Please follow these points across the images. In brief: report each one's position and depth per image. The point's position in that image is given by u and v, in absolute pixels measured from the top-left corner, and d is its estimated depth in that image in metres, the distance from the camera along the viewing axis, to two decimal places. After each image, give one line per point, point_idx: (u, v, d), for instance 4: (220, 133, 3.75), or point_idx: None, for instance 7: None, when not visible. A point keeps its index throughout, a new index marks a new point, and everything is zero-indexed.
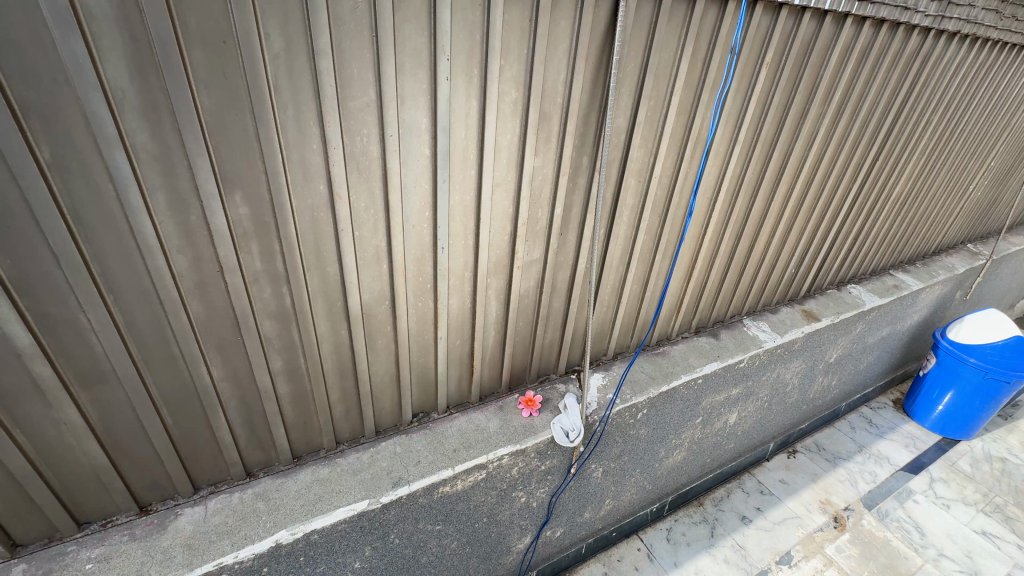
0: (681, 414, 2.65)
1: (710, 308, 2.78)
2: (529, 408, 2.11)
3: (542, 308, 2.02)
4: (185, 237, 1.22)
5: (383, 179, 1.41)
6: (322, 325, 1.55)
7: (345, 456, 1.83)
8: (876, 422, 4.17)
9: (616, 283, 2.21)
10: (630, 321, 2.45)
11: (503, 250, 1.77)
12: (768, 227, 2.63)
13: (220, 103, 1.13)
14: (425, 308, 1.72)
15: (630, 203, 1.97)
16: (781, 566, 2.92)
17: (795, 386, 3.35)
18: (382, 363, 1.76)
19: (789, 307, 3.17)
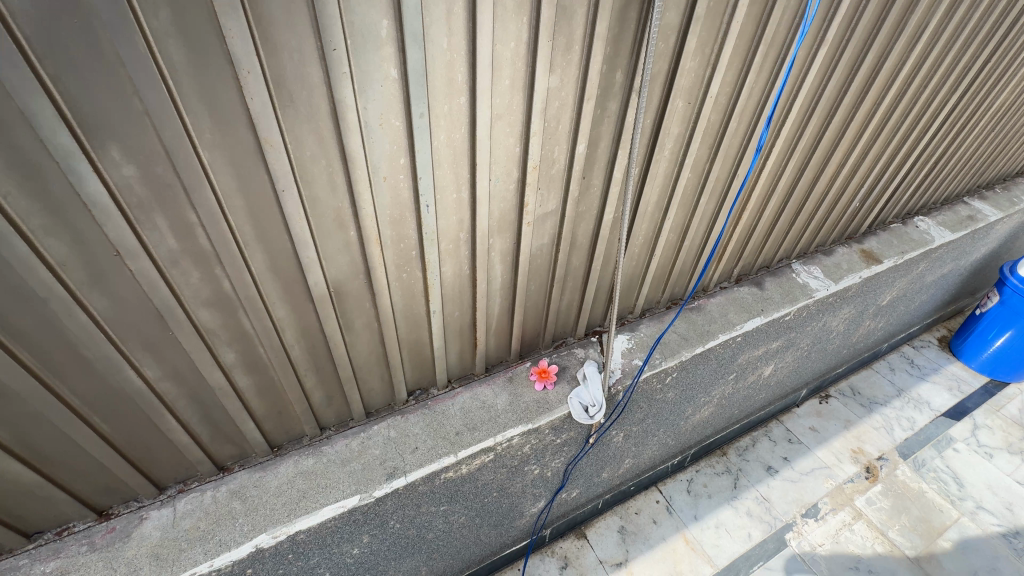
0: (713, 373, 2.35)
1: (757, 253, 2.37)
2: (545, 380, 1.84)
3: (559, 269, 1.65)
4: (53, 214, 0.86)
5: (333, 116, 0.99)
6: (280, 309, 1.22)
7: (331, 443, 1.61)
8: (918, 362, 3.86)
9: (649, 233, 1.80)
10: (663, 274, 2.07)
11: (509, 202, 1.37)
12: (840, 154, 2.15)
13: (45, 6, 0.71)
14: (411, 279, 1.37)
15: (674, 133, 1.51)
16: (807, 520, 2.80)
17: (840, 332, 3.01)
18: (364, 344, 1.46)
19: (845, 246, 2.73)
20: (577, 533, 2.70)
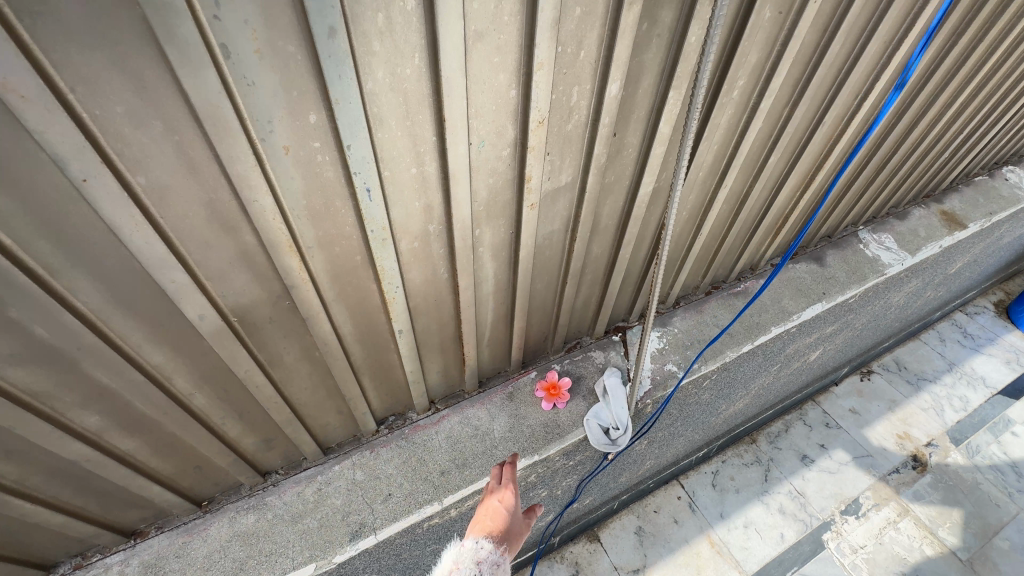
0: (757, 368, 1.95)
1: (823, 221, 1.88)
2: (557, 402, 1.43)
3: (575, 262, 1.20)
4: None
5: (155, 37, 0.52)
6: (154, 354, 0.80)
7: (278, 493, 1.24)
8: (971, 332, 3.44)
9: (697, 206, 1.33)
10: (706, 256, 1.61)
11: (501, 177, 0.90)
12: (948, 92, 1.64)
13: None
14: (360, 293, 0.94)
15: (751, 62, 1.00)
16: (846, 518, 2.50)
17: (899, 307, 2.57)
18: (304, 378, 1.05)
19: (921, 207, 2.23)
20: (589, 535, 2.42)
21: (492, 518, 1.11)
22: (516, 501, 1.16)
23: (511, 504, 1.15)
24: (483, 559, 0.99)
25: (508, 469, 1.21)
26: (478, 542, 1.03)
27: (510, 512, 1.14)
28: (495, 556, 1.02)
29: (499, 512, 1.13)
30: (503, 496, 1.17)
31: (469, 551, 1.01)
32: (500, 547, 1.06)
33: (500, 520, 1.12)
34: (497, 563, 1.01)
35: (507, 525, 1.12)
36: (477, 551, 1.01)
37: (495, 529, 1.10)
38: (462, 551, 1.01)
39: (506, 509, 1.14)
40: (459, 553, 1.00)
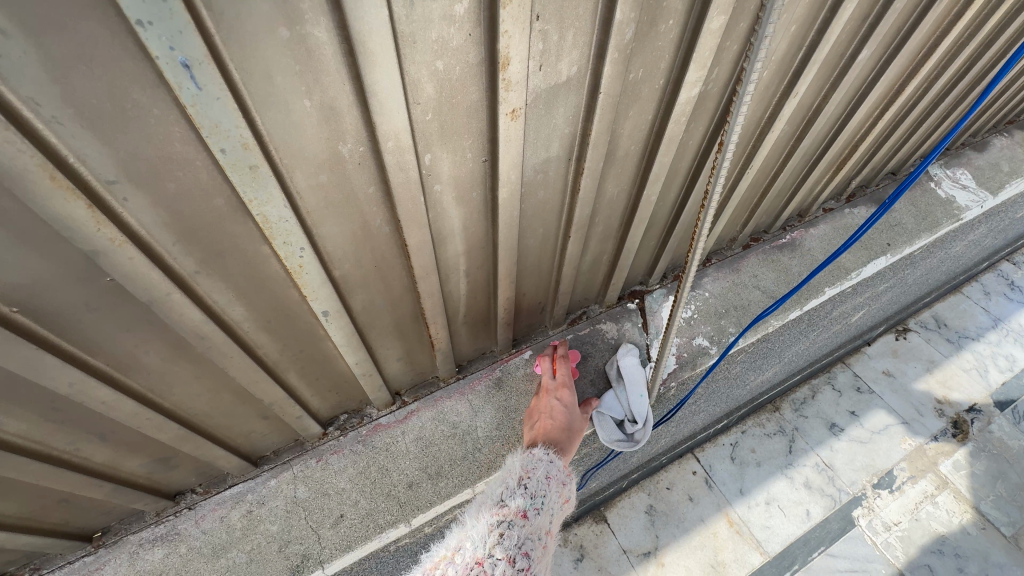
0: (798, 335, 1.62)
1: (894, 152, 1.49)
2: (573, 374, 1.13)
3: (581, 208, 0.85)
4: None
5: None
6: None
7: (195, 520, 0.95)
8: (1020, 283, 3.08)
9: (750, 127, 0.96)
10: (750, 199, 1.24)
11: (458, 60, 0.53)
12: None
13: None
14: (245, 261, 0.60)
15: None
16: (879, 493, 2.27)
17: (956, 258, 2.21)
18: (190, 384, 0.72)
19: (1004, 136, 1.82)
20: (594, 515, 2.20)
21: (552, 417, 0.96)
22: (575, 400, 1.01)
23: (570, 402, 1.00)
24: (555, 471, 0.82)
25: (562, 363, 1.08)
26: (546, 449, 0.86)
27: (570, 411, 0.99)
28: (564, 467, 0.85)
29: (558, 410, 0.98)
30: (561, 394, 1.01)
31: (539, 459, 0.84)
32: (564, 451, 0.90)
33: (562, 420, 0.96)
34: (567, 475, 0.85)
35: (568, 423, 0.96)
36: (548, 459, 0.84)
37: (557, 428, 0.94)
38: (531, 458, 0.83)
39: (566, 407, 0.99)
40: (527, 460, 0.83)
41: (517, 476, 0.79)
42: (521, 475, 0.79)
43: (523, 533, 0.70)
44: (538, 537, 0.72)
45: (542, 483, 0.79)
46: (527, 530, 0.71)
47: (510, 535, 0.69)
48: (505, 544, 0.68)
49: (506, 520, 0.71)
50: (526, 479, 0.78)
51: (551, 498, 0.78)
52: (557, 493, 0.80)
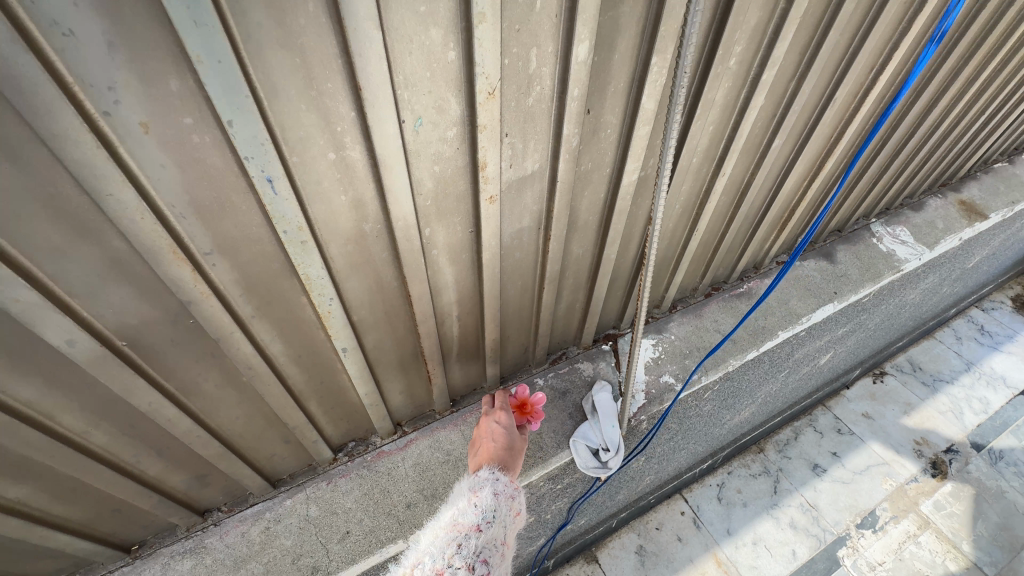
0: (764, 375, 1.78)
1: (832, 213, 1.72)
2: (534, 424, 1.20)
3: (551, 265, 1.05)
4: None
5: None
6: (20, 388, 0.65)
7: (220, 534, 1.09)
8: (989, 329, 3.26)
9: (690, 198, 1.18)
10: (704, 255, 1.45)
11: (452, 164, 0.74)
12: (973, 66, 1.46)
13: None
14: (287, 307, 0.78)
15: (751, 20, 0.84)
16: (862, 532, 2.33)
17: (913, 304, 2.40)
18: (232, 407, 0.89)
19: (938, 197, 2.06)
20: (585, 556, 2.26)
21: (492, 438, 1.04)
22: (512, 421, 1.11)
23: (507, 424, 1.10)
24: (504, 486, 0.90)
25: (499, 394, 1.19)
26: (492, 469, 0.94)
27: (508, 431, 1.07)
28: (512, 482, 0.93)
29: (498, 431, 1.07)
30: (499, 418, 1.11)
31: (485, 479, 0.91)
32: (506, 468, 0.97)
33: (501, 439, 1.04)
34: (516, 489, 0.93)
35: (508, 442, 1.04)
36: (496, 478, 0.92)
37: (498, 448, 1.01)
38: (479, 479, 0.91)
39: (503, 428, 1.08)
40: (476, 481, 0.91)
41: (469, 497, 0.87)
42: (472, 494, 0.87)
43: (478, 542, 0.78)
44: (494, 543, 0.80)
45: (493, 498, 0.87)
46: (482, 540, 0.79)
47: (466, 546, 0.77)
48: (461, 552, 0.76)
49: (460, 534, 0.79)
50: (476, 497, 0.86)
51: (501, 512, 0.85)
52: (509, 504, 0.88)
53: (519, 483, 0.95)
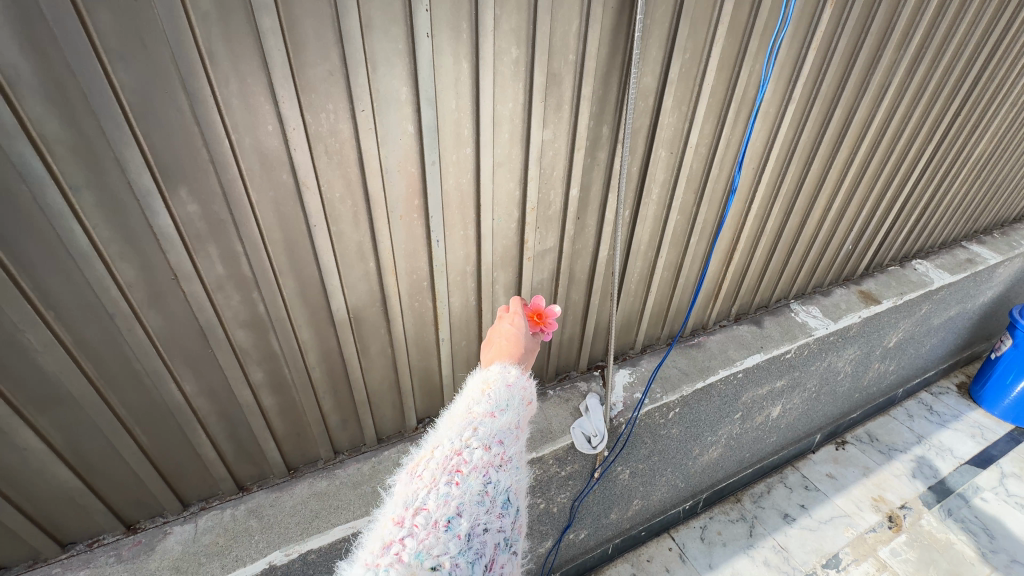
0: (718, 409, 2.39)
1: (753, 291, 2.49)
2: (545, 331, 1.38)
3: (559, 302, 1.79)
4: (128, 242, 1.04)
5: (360, 166, 1.18)
6: (305, 332, 1.37)
7: (344, 467, 1.69)
8: (937, 409, 3.79)
9: (644, 270, 1.96)
10: (660, 311, 2.19)
11: (511, 239, 1.53)
12: (823, 201, 2.28)
13: (142, 77, 0.89)
14: (422, 308, 1.52)
15: (660, 177, 1.68)
16: (828, 571, 2.68)
17: (847, 373, 3.02)
18: (378, 369, 1.58)
19: (844, 288, 2.83)
20: None
21: (505, 336, 1.25)
22: (523, 326, 1.31)
23: (519, 327, 1.29)
24: (513, 380, 1.08)
25: (513, 305, 1.39)
26: (503, 366, 1.11)
27: (519, 332, 1.28)
28: (521, 374, 1.12)
29: (511, 331, 1.27)
30: (513, 322, 1.31)
31: (498, 373, 1.10)
32: (517, 360, 1.18)
33: (512, 337, 1.25)
34: (522, 382, 1.12)
35: (518, 341, 1.25)
36: (505, 374, 1.09)
37: (510, 344, 1.22)
38: (491, 375, 1.09)
39: (515, 330, 1.28)
40: (489, 377, 1.09)
41: (482, 390, 1.05)
42: (485, 388, 1.05)
43: (490, 429, 0.97)
44: (503, 426, 1.00)
45: (504, 390, 1.06)
46: (493, 426, 0.98)
47: (480, 429, 0.97)
48: (477, 434, 0.95)
49: (476, 419, 0.98)
50: (489, 391, 1.04)
51: (509, 401, 1.05)
52: (517, 393, 1.07)
53: (529, 373, 1.16)
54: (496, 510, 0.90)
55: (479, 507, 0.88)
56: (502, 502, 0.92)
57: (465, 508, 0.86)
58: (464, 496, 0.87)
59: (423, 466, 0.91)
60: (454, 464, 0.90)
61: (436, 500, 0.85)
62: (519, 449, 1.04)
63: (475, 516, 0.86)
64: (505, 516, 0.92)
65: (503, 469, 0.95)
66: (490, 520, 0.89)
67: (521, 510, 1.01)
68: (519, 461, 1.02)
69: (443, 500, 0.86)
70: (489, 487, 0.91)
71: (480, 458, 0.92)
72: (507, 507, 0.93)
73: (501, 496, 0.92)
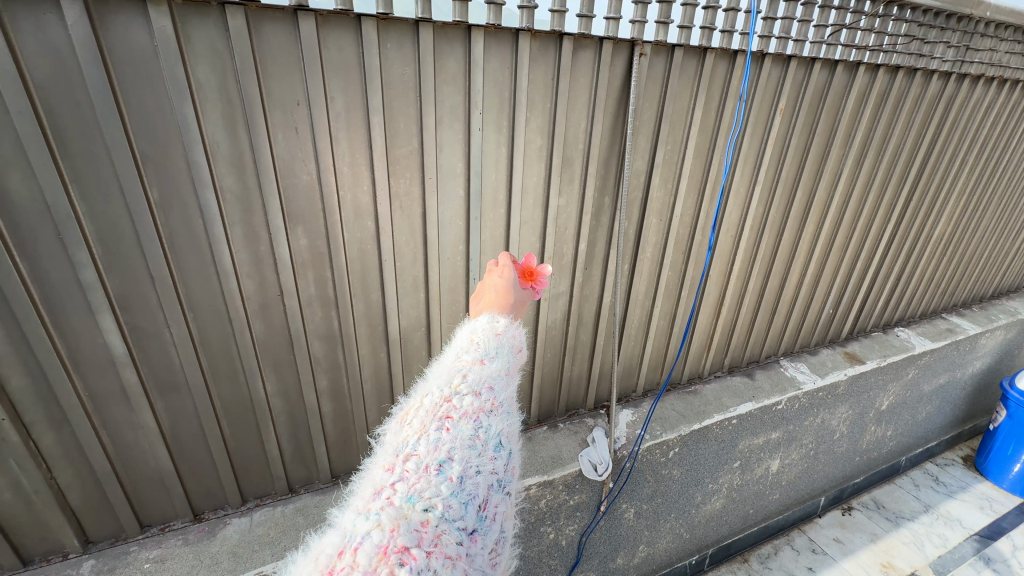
0: (717, 455, 2.55)
1: (744, 346, 2.79)
2: (535, 289, 1.33)
3: (569, 340, 2.12)
4: (255, 264, 1.42)
5: (423, 218, 1.59)
6: (364, 348, 1.71)
7: None
8: (943, 480, 3.85)
9: (642, 318, 2.29)
10: (659, 358, 2.49)
11: None
12: (798, 267, 2.65)
13: (291, 151, 1.33)
14: None
15: (653, 239, 2.07)
16: None
17: (844, 434, 3.17)
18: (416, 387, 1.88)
19: (829, 348, 3.12)
20: None
21: (493, 288, 1.18)
22: (513, 277, 1.22)
23: (508, 278, 1.21)
24: (501, 329, 1.08)
25: (505, 257, 1.29)
26: (491, 319, 1.12)
27: (507, 284, 1.20)
28: (509, 325, 1.12)
29: (500, 283, 1.19)
30: (502, 273, 1.22)
31: (486, 325, 1.10)
32: (507, 312, 1.16)
33: (501, 289, 1.18)
34: (512, 332, 1.11)
35: (506, 293, 1.18)
36: (493, 324, 1.09)
37: (498, 296, 1.17)
38: (480, 328, 1.09)
39: (504, 281, 1.20)
40: (478, 330, 1.08)
41: (470, 341, 1.04)
42: (473, 339, 1.04)
43: (479, 377, 0.95)
44: (493, 372, 0.98)
45: (491, 339, 1.04)
46: (482, 373, 0.96)
47: (469, 376, 0.95)
48: (466, 381, 0.93)
49: (464, 368, 0.97)
50: (476, 342, 1.03)
51: (498, 349, 1.03)
52: (506, 342, 1.06)
53: (518, 324, 1.16)
54: (491, 454, 0.86)
55: (471, 451, 0.83)
56: (496, 447, 0.88)
57: (457, 452, 0.81)
58: (455, 440, 0.83)
59: (412, 415, 0.89)
60: (444, 411, 0.87)
61: (426, 445, 0.81)
62: (512, 397, 1.00)
63: (467, 458, 0.82)
64: (500, 461, 0.87)
65: (495, 414, 0.91)
66: (485, 465, 0.84)
67: (516, 458, 0.95)
68: (512, 408, 0.98)
69: (433, 445, 0.81)
70: (481, 431, 0.87)
71: (470, 403, 0.89)
72: (502, 452, 0.89)
73: (495, 440, 0.88)
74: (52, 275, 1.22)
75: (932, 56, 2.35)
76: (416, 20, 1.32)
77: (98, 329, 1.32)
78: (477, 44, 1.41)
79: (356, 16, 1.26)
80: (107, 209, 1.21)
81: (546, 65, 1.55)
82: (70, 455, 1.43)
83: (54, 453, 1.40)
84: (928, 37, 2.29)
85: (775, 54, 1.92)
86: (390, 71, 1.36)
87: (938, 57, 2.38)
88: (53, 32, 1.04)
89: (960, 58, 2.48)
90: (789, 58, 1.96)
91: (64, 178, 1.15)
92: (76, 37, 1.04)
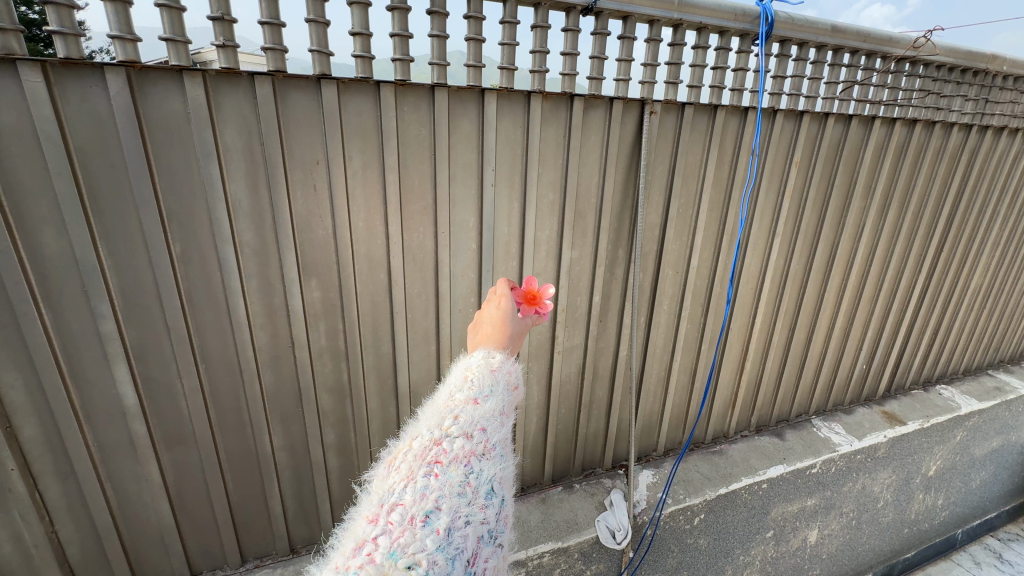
0: (747, 523, 2.35)
1: (772, 403, 2.66)
2: (539, 315, 1.19)
3: (584, 395, 2.05)
4: (268, 316, 1.44)
5: (435, 269, 1.60)
6: (373, 401, 1.69)
7: None
8: (1008, 557, 3.46)
9: (661, 373, 2.21)
10: (680, 415, 2.38)
11: (544, 336, 1.86)
12: (825, 320, 2.55)
13: (309, 207, 1.38)
14: None
15: (669, 292, 2.04)
16: None
17: (889, 502, 2.90)
18: None
19: (866, 407, 2.94)
20: None
21: (490, 321, 1.11)
22: (512, 306, 1.13)
23: (506, 308, 1.12)
24: (497, 364, 1.01)
25: (504, 284, 1.17)
26: (488, 351, 1.05)
27: (506, 314, 1.11)
28: (506, 359, 1.04)
29: (498, 314, 1.11)
30: (500, 302, 1.14)
31: (482, 358, 1.03)
32: (505, 348, 1.07)
33: (499, 321, 1.10)
34: (511, 365, 1.04)
35: (506, 324, 1.10)
36: (489, 359, 1.02)
37: (495, 329, 1.09)
38: (478, 360, 1.02)
39: (501, 311, 1.12)
40: (475, 361, 1.02)
41: (464, 377, 0.98)
42: (467, 374, 0.98)
43: (471, 418, 0.89)
44: (487, 412, 0.91)
45: (487, 375, 0.98)
46: (475, 411, 0.90)
47: (462, 416, 0.89)
48: (457, 423, 0.88)
49: (456, 408, 0.91)
50: (471, 376, 0.97)
51: (495, 384, 0.97)
52: (502, 378, 0.99)
53: (515, 358, 1.08)
54: (481, 502, 0.80)
55: (460, 499, 0.78)
56: (487, 494, 0.82)
57: (445, 502, 0.76)
58: (443, 488, 0.78)
59: (399, 459, 0.83)
60: (433, 455, 0.82)
61: (412, 494, 0.76)
62: (506, 438, 0.94)
63: (456, 508, 0.76)
64: (492, 510, 0.81)
65: (488, 458, 0.86)
66: (475, 515, 0.78)
67: (511, 504, 0.90)
68: (506, 450, 0.92)
69: (420, 494, 0.76)
70: (472, 477, 0.82)
71: (461, 447, 0.84)
72: (495, 500, 0.83)
73: (486, 487, 0.82)
74: (74, 326, 1.26)
75: (951, 109, 2.34)
76: (432, 85, 1.39)
77: (112, 380, 1.33)
78: (490, 105, 1.47)
79: (376, 82, 1.33)
80: (130, 263, 1.26)
81: (558, 124, 1.60)
82: (73, 508, 1.41)
83: (57, 505, 1.38)
84: (943, 90, 2.28)
85: (786, 110, 1.94)
86: (406, 132, 1.42)
87: (956, 110, 2.36)
88: (96, 101, 1.12)
89: (979, 111, 2.46)
90: (801, 114, 1.98)
91: (94, 233, 1.20)
92: (117, 106, 1.13)
